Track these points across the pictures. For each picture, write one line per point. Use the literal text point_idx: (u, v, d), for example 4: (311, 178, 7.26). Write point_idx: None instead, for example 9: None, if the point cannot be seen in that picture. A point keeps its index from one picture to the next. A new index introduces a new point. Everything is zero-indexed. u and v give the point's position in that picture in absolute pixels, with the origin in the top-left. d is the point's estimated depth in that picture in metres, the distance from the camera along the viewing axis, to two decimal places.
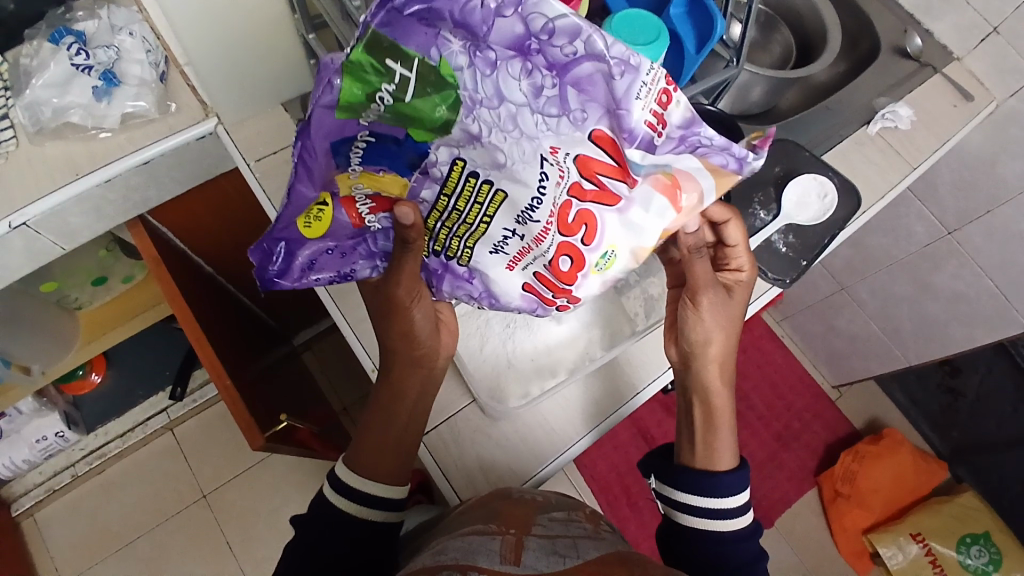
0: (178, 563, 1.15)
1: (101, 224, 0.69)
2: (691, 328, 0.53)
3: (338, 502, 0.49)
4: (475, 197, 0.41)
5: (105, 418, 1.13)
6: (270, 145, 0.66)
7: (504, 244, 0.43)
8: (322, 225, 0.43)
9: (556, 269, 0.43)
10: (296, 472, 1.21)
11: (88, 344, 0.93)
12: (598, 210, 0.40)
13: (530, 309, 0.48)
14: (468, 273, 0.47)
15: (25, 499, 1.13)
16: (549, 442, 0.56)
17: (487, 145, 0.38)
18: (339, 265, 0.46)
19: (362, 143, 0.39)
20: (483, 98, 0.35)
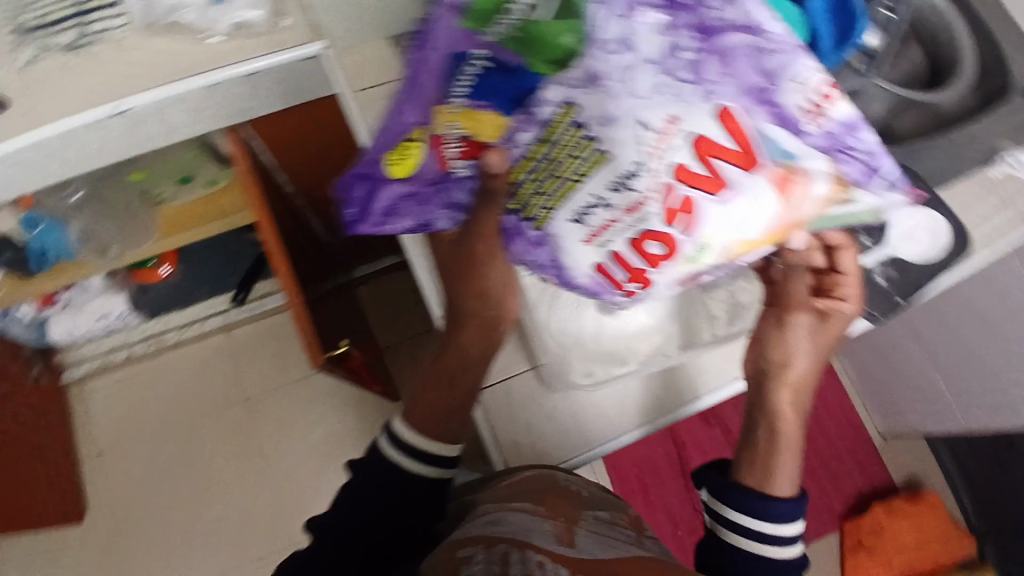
0: (207, 460, 1.21)
1: (203, 122, 0.70)
2: (771, 347, 0.52)
3: (389, 455, 0.51)
4: (575, 150, 0.39)
5: (164, 310, 1.16)
6: (370, 79, 0.65)
7: (588, 213, 0.41)
8: (410, 164, 0.44)
9: (646, 256, 0.40)
10: (331, 397, 1.24)
11: (166, 236, 0.94)
12: (701, 199, 0.37)
13: (595, 290, 0.45)
14: (540, 237, 0.45)
15: (78, 367, 1.21)
16: (605, 425, 0.56)
17: (604, 89, 0.35)
18: (417, 213, 0.48)
19: (476, 67, 0.40)
20: (609, 40, 0.35)
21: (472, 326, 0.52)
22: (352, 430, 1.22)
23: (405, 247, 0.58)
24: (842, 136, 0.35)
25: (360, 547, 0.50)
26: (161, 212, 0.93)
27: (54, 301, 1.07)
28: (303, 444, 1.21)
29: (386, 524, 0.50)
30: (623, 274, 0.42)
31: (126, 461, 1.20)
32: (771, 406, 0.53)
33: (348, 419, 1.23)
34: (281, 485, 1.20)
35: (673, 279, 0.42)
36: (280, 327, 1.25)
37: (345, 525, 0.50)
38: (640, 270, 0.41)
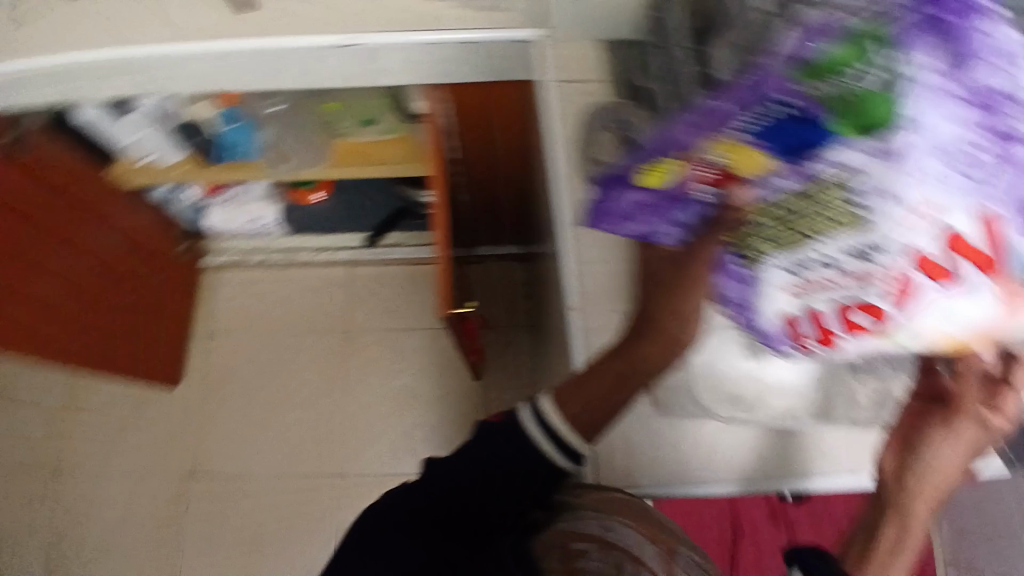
0: (298, 372, 1.33)
1: (410, 75, 0.75)
2: (924, 445, 0.46)
3: (530, 431, 0.46)
4: (833, 213, 0.36)
5: (307, 230, 1.28)
6: (573, 75, 0.67)
7: (807, 266, 0.40)
8: (661, 178, 0.42)
9: (846, 322, 0.40)
10: (418, 354, 1.32)
11: (333, 165, 1.03)
12: (931, 288, 0.35)
13: (770, 336, 0.46)
14: (744, 275, 0.45)
15: (220, 256, 1.34)
16: (706, 466, 0.57)
17: (907, 167, 0.32)
18: (645, 220, 0.46)
19: (776, 111, 0.35)
20: (919, 124, 0.32)
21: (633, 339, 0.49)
22: (428, 390, 1.31)
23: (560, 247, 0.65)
24: None
25: (468, 507, 0.46)
26: (337, 144, 1.04)
27: (219, 193, 1.17)
28: (382, 386, 1.31)
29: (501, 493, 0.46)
30: (809, 331, 0.42)
31: (233, 348, 1.34)
32: (906, 509, 0.45)
33: (427, 379, 1.31)
34: (353, 414, 1.30)
35: (860, 349, 0.42)
36: (393, 276, 1.35)
37: (461, 475, 0.47)
38: (833, 333, 0.41)
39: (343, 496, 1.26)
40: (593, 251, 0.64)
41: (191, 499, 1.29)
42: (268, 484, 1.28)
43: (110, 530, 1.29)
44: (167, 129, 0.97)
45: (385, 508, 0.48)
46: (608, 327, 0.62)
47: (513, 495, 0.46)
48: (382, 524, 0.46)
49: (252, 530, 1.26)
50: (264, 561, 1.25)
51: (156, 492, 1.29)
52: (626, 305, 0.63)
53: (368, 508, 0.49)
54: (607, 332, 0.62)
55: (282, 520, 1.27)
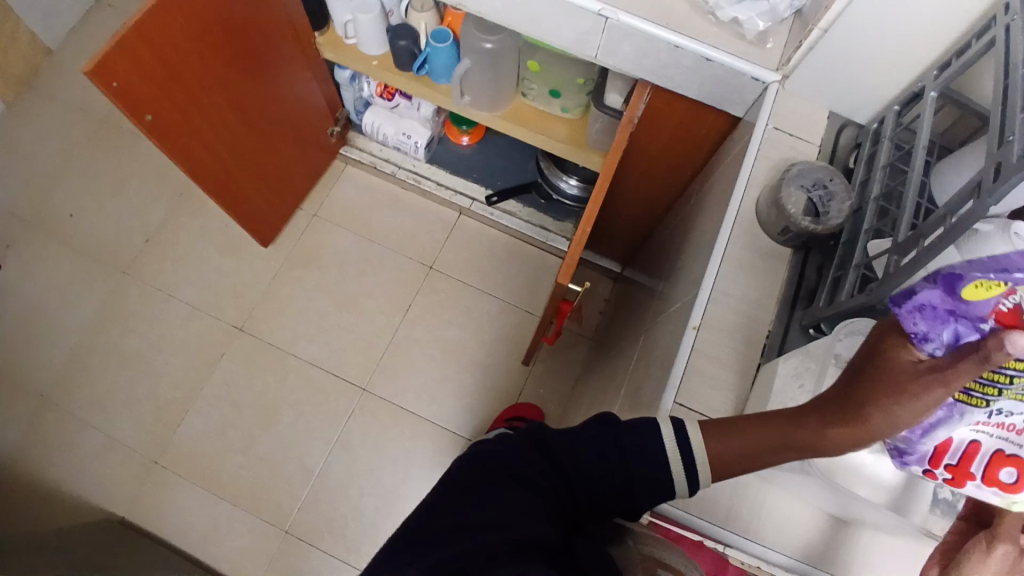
0: (372, 284, 1.36)
1: (637, 65, 0.79)
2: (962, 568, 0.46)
3: (667, 446, 0.50)
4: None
5: (444, 164, 1.35)
6: (789, 127, 0.71)
7: (1010, 416, 0.40)
8: (979, 294, 0.38)
9: (989, 470, 0.41)
10: (483, 319, 1.34)
11: (505, 117, 1.10)
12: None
13: (902, 452, 0.43)
14: (947, 405, 0.40)
15: (355, 151, 1.41)
16: (767, 531, 0.59)
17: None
18: (927, 321, 0.39)
19: None
20: None
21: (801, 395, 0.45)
22: (476, 354, 1.32)
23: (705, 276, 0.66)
24: None
25: (585, 488, 0.49)
26: (514, 101, 1.11)
27: (389, 99, 1.25)
28: (438, 333, 1.33)
29: (618, 490, 0.49)
30: (951, 459, 0.42)
31: (328, 235, 1.40)
32: None
33: (479, 344, 1.32)
34: (402, 344, 1.32)
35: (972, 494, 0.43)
36: (494, 240, 1.38)
37: (580, 458, 0.50)
38: (970, 474, 0.41)
39: (359, 411, 1.28)
40: (739, 287, 0.66)
41: (230, 348, 1.32)
42: (300, 368, 1.31)
43: (148, 342, 1.32)
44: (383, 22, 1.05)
45: (511, 447, 0.51)
46: (719, 358, 0.63)
47: (614, 496, 0.50)
48: (498, 456, 0.50)
49: (271, 401, 1.29)
50: (267, 434, 1.27)
51: (204, 329, 1.34)
52: (742, 345, 0.63)
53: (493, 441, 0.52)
54: (718, 363, 0.63)
55: (299, 406, 1.29)
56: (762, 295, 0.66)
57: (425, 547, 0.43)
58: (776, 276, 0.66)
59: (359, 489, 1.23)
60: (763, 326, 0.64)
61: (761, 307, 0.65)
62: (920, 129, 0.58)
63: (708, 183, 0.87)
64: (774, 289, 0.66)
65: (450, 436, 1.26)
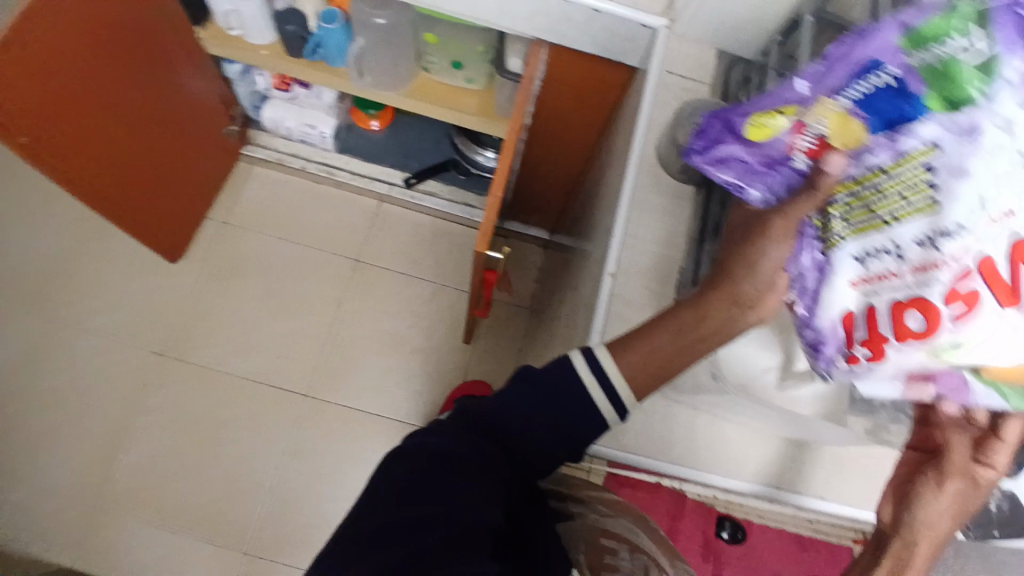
0: (297, 284, 1.30)
1: (533, 25, 0.79)
2: (920, 505, 0.44)
3: (582, 375, 0.48)
4: (906, 191, 0.36)
5: (355, 152, 1.29)
6: (681, 69, 0.73)
7: (874, 254, 0.38)
8: (765, 133, 0.45)
9: (897, 324, 0.36)
10: (419, 304, 1.30)
11: (409, 95, 1.07)
12: (990, 301, 0.32)
13: (822, 343, 0.42)
14: (815, 264, 0.43)
15: (259, 150, 1.34)
16: (715, 460, 0.61)
17: (976, 146, 0.33)
18: (740, 175, 0.48)
19: (881, 80, 0.38)
20: (999, 116, 0.33)
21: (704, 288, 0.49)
22: (416, 341, 1.28)
23: (615, 222, 0.67)
24: None
25: (526, 457, 0.48)
26: (417, 78, 1.08)
27: (287, 89, 1.19)
28: (373, 325, 1.28)
29: (559, 448, 0.48)
30: (861, 332, 0.39)
31: (243, 239, 1.32)
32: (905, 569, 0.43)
33: (417, 330, 1.29)
34: (337, 342, 1.27)
35: (913, 370, 0.37)
36: (417, 223, 1.35)
37: (503, 420, 0.48)
38: (883, 337, 0.37)
39: (303, 417, 1.23)
40: (649, 229, 0.67)
41: (155, 374, 1.24)
42: (233, 384, 1.25)
43: (63, 380, 1.22)
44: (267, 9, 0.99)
45: (440, 432, 0.48)
46: (640, 299, 0.65)
47: (544, 447, 0.48)
48: (421, 442, 0.47)
49: (208, 421, 1.22)
50: (209, 457, 1.21)
51: (124, 357, 1.25)
52: (658, 284, 0.65)
53: (422, 428, 0.49)
54: (640, 304, 0.64)
55: (239, 421, 1.22)
56: (673, 234, 0.67)
57: (358, 554, 0.41)
58: (685, 215, 0.68)
59: (317, 495, 1.19)
60: (676, 262, 0.66)
61: (672, 244, 0.67)
62: (798, 50, 0.60)
63: (615, 134, 0.87)
64: (681, 226, 0.67)
65: (402, 427, 1.23)
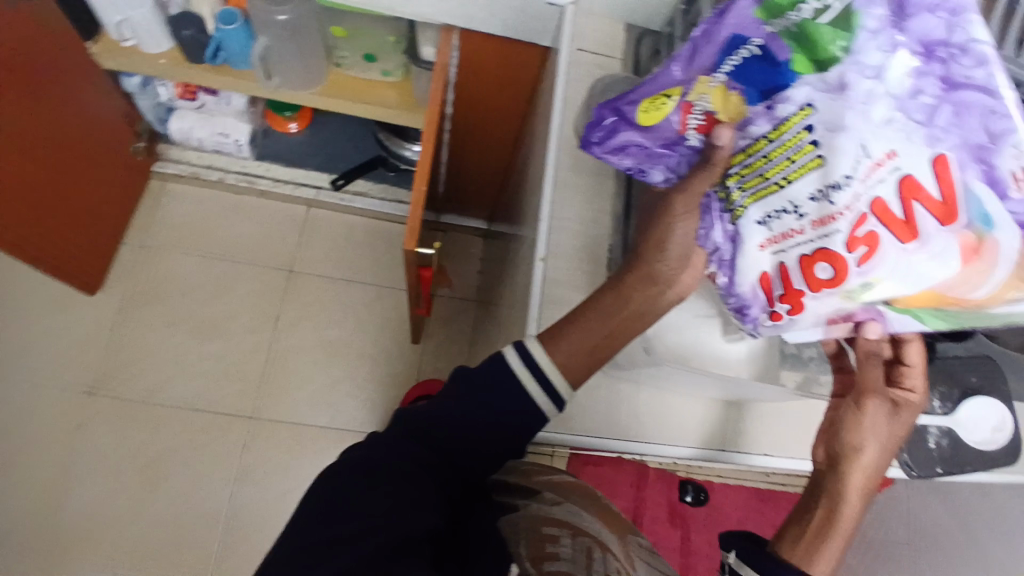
0: (230, 303, 1.24)
1: (441, 9, 0.77)
2: (844, 429, 0.50)
3: (515, 366, 0.48)
4: (792, 153, 0.41)
5: (275, 158, 1.23)
6: (592, 46, 0.72)
7: (777, 216, 0.42)
8: (656, 117, 0.48)
9: (809, 276, 0.40)
10: (362, 309, 1.27)
11: (323, 93, 1.03)
12: (889, 239, 0.36)
13: (749, 306, 0.46)
14: (728, 236, 0.47)
15: (171, 165, 1.26)
16: (659, 430, 0.60)
17: (847, 99, 0.37)
18: (640, 160, 0.51)
19: (746, 53, 0.42)
20: (864, 65, 0.36)
21: (626, 268, 0.51)
22: (363, 346, 1.25)
23: (542, 209, 0.66)
24: None
25: (466, 458, 0.47)
26: (329, 74, 1.04)
27: (193, 99, 1.11)
28: (314, 335, 1.24)
29: (498, 447, 0.48)
30: (779, 290, 0.43)
31: (165, 261, 1.25)
32: (841, 493, 0.49)
33: (362, 335, 1.25)
34: (278, 358, 1.22)
35: (828, 313, 0.42)
36: (351, 226, 1.30)
37: (439, 425, 0.47)
38: (799, 291, 0.41)
39: (251, 440, 1.17)
40: (575, 210, 0.66)
41: (85, 414, 1.16)
42: (172, 414, 1.18)
43: None
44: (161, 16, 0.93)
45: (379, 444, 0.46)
46: (572, 281, 0.64)
47: (482, 446, 0.47)
48: (355, 456, 0.46)
49: (148, 456, 1.15)
50: (155, 494, 1.14)
51: (47, 400, 1.16)
52: (590, 264, 0.65)
53: (363, 441, 0.47)
54: (573, 286, 0.64)
55: (183, 452, 1.16)
56: (599, 213, 0.66)
57: None
58: (611, 193, 0.67)
59: (273, 520, 1.13)
60: (605, 241, 0.65)
61: (599, 223, 0.66)
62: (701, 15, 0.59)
63: (536, 118, 0.86)
64: (607, 205, 0.67)
65: (357, 436, 1.19)
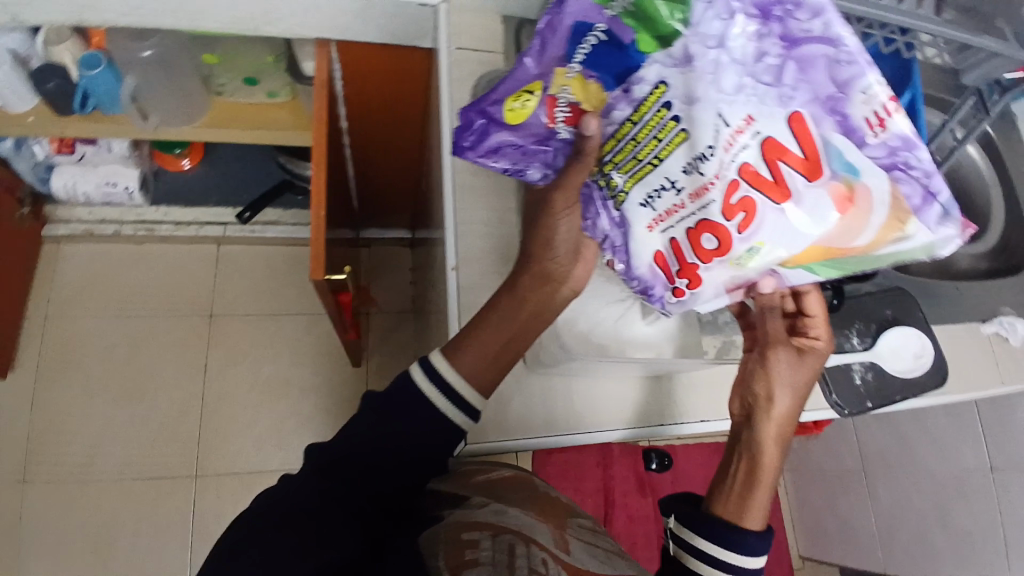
0: (154, 360, 1.17)
1: (310, 24, 0.73)
2: (755, 380, 0.54)
3: (421, 383, 0.48)
4: (657, 133, 0.42)
5: (172, 200, 1.15)
6: (471, 42, 0.70)
7: (657, 196, 0.44)
8: (522, 115, 0.48)
9: (698, 246, 0.42)
10: (297, 341, 1.22)
11: (206, 125, 0.97)
12: (762, 202, 0.38)
13: (652, 286, 0.48)
14: (616, 221, 0.49)
15: (62, 226, 1.17)
16: (588, 418, 0.61)
17: (695, 71, 0.38)
18: (517, 159, 0.51)
19: (594, 39, 0.44)
20: (706, 35, 0.37)
21: (520, 266, 0.52)
22: (304, 379, 1.20)
23: (446, 218, 0.65)
24: (901, 153, 0.35)
25: (381, 481, 0.47)
26: (212, 104, 0.98)
27: (71, 151, 1.03)
28: (249, 375, 1.19)
29: (413, 461, 0.47)
30: (675, 265, 0.45)
31: (75, 327, 1.17)
32: (759, 438, 0.53)
33: (301, 368, 1.21)
34: (215, 409, 1.16)
35: (723, 281, 0.43)
36: (272, 257, 1.24)
37: (349, 448, 0.47)
38: (693, 263, 0.43)
39: (201, 496, 1.12)
40: (478, 213, 0.64)
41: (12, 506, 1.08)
42: (111, 487, 1.11)
43: None
44: (23, 72, 0.87)
45: (284, 489, 0.45)
46: (486, 285, 0.63)
47: (397, 460, 0.47)
48: (270, 489, 0.45)
49: (91, 536, 1.08)
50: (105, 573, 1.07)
51: None
52: (502, 265, 0.63)
53: (265, 491, 0.45)
54: (487, 289, 0.63)
55: (130, 523, 1.09)
56: (503, 212, 0.65)
57: None
58: (512, 189, 0.65)
59: None
60: (513, 240, 0.64)
61: (505, 222, 0.65)
62: None
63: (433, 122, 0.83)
64: (509, 202, 0.65)
65: None
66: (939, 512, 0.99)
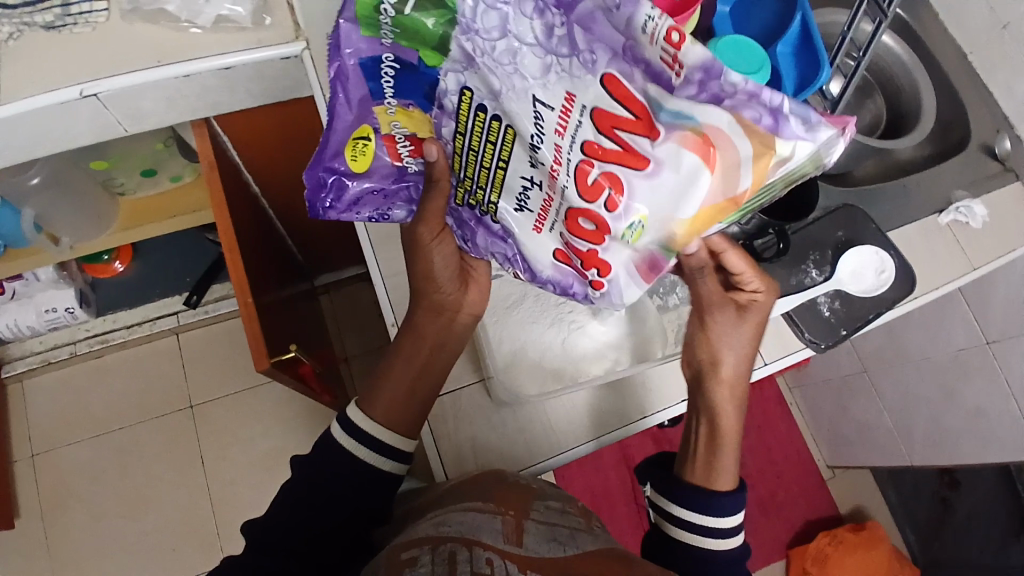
0: (150, 464, 1.17)
1: (178, 112, 0.69)
2: (698, 347, 0.56)
3: (342, 439, 0.52)
4: (489, 136, 0.40)
5: (116, 305, 1.13)
6: None
7: (526, 197, 0.41)
8: (368, 159, 0.44)
9: (584, 235, 0.39)
10: (285, 405, 1.21)
11: (122, 228, 0.92)
12: (619, 173, 0.34)
13: (568, 284, 0.43)
14: (501, 231, 0.45)
15: (18, 364, 1.15)
16: (561, 436, 0.60)
17: (483, 68, 0.36)
18: (380, 204, 0.47)
19: (390, 68, 0.39)
20: (483, 28, 0.34)
21: (411, 303, 0.56)
22: (302, 440, 1.19)
23: (372, 275, 0.63)
24: (709, 80, 0.30)
25: (316, 532, 0.49)
26: (121, 205, 0.93)
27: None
28: (247, 453, 1.18)
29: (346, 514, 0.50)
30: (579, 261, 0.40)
31: (64, 456, 1.16)
32: (712, 402, 0.56)
33: (296, 429, 1.20)
34: (224, 495, 1.16)
35: (632, 263, 0.39)
36: (236, 330, 1.22)
37: (289, 516, 0.50)
38: (593, 252, 0.39)
39: None
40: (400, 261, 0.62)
41: None
42: None
43: None
44: None
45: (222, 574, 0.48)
46: None
47: (330, 516, 0.49)
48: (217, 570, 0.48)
49: None
50: None
51: None
52: None
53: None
54: None
55: None
56: None
57: None
58: None
59: None
60: None
61: None
62: None
63: None
64: None
65: None
66: (945, 396, 0.99)
